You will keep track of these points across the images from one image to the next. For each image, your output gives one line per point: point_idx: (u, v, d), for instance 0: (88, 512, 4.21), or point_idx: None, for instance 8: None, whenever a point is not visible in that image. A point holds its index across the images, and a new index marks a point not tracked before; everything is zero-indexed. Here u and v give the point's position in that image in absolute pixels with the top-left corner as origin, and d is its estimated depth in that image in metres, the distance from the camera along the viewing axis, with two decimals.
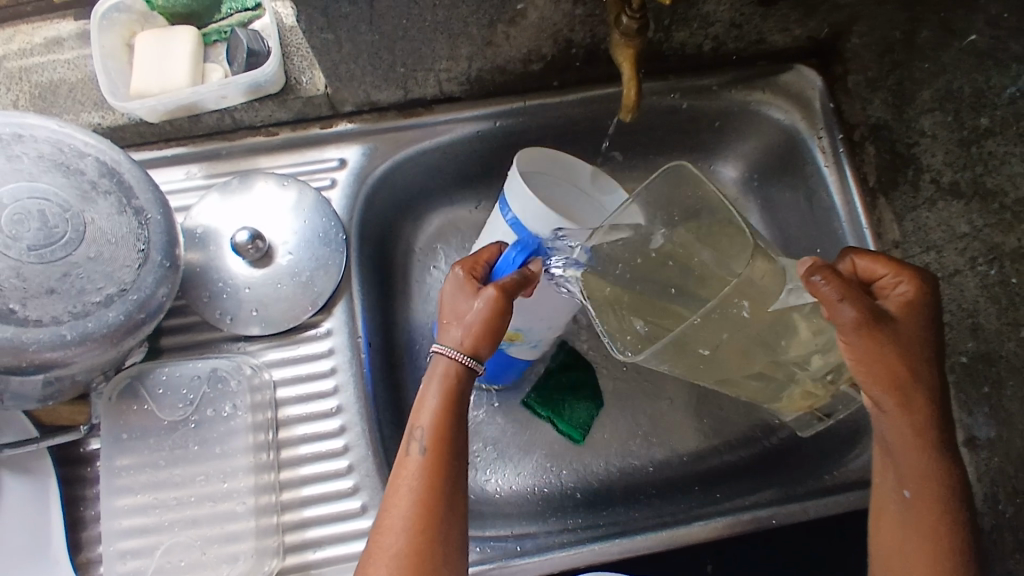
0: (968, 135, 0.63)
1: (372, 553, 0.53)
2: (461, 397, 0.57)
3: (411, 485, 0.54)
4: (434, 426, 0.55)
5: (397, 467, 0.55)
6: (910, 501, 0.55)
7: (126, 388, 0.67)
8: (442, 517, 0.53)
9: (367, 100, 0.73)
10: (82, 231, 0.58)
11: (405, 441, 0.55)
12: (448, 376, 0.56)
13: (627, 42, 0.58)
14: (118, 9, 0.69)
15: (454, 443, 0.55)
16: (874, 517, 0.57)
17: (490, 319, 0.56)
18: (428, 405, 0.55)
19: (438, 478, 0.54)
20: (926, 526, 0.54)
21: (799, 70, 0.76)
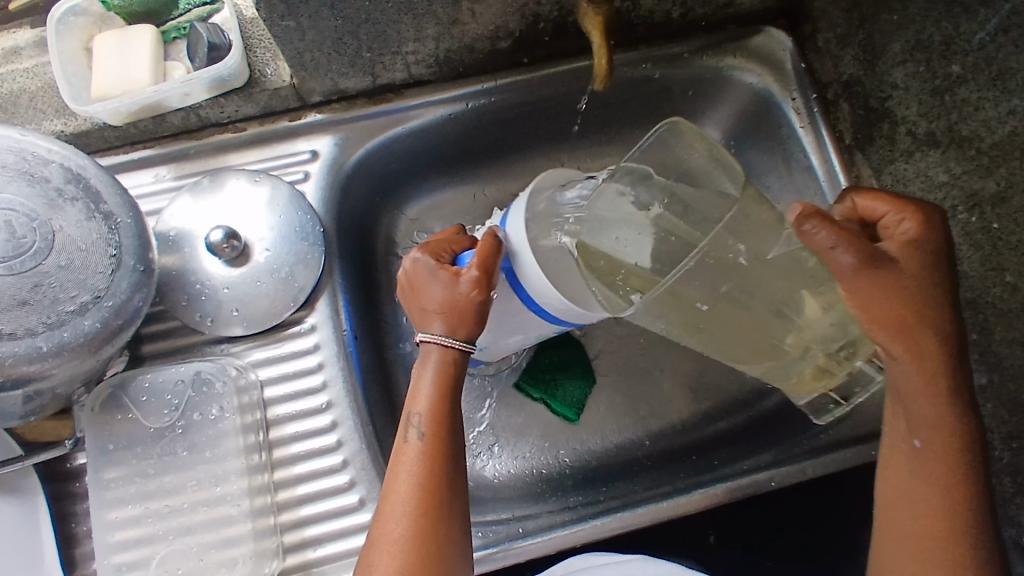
0: (941, 83, 0.61)
1: (376, 538, 0.52)
2: (456, 381, 0.56)
3: (410, 470, 0.53)
4: (432, 410, 0.54)
5: (396, 451, 0.54)
6: (919, 452, 0.54)
7: (109, 399, 0.65)
8: (442, 500, 0.52)
9: (335, 88, 0.71)
10: (51, 240, 0.56)
11: (404, 427, 0.54)
12: (444, 362, 0.55)
13: (595, 9, 0.57)
14: (75, 11, 0.67)
15: (452, 428, 0.54)
16: (884, 468, 0.57)
17: (479, 298, 0.55)
18: (424, 390, 0.54)
19: (438, 462, 0.53)
20: (933, 478, 0.53)
21: (769, 32, 0.76)
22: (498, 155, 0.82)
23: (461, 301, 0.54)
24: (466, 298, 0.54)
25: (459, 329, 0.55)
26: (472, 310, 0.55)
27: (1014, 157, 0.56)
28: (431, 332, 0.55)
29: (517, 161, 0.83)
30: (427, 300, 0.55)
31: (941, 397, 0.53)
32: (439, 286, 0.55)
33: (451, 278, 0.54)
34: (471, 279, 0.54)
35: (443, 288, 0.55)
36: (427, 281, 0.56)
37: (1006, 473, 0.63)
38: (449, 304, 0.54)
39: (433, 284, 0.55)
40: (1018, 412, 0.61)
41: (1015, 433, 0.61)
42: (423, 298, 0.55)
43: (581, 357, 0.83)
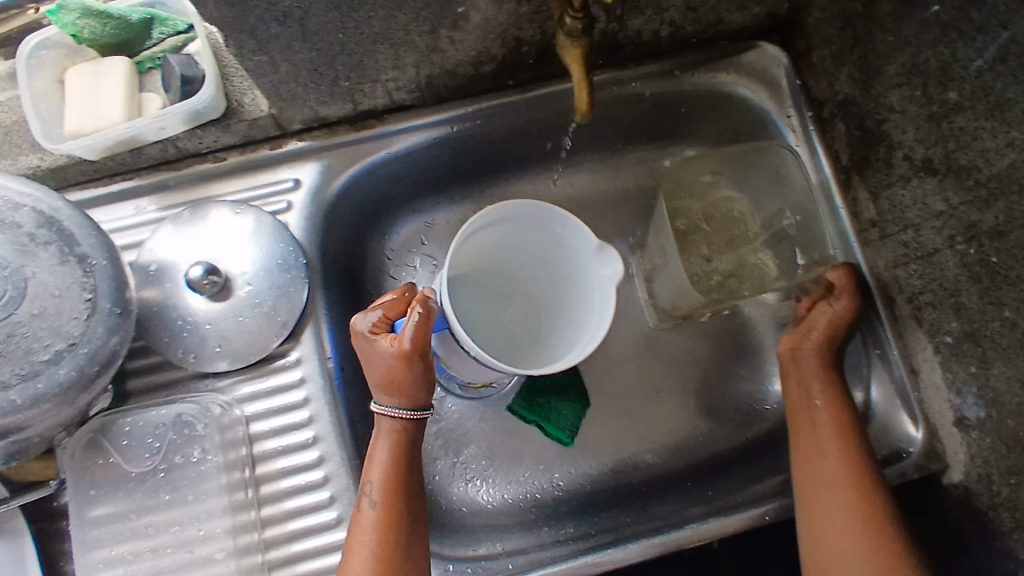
0: (938, 110, 0.58)
1: None
2: (410, 451, 0.58)
3: (366, 540, 0.55)
4: (390, 476, 0.56)
5: (355, 519, 0.56)
6: (821, 446, 0.63)
7: (89, 443, 0.65)
8: (397, 568, 0.54)
9: (316, 116, 0.70)
10: (23, 288, 0.55)
11: (360, 496, 0.57)
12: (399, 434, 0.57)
13: (574, 43, 0.54)
14: (46, 45, 0.65)
15: (403, 495, 0.57)
16: (801, 479, 0.63)
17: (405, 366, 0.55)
18: (380, 458, 0.57)
19: (392, 531, 0.55)
20: (847, 481, 0.61)
21: (762, 48, 0.73)
22: (488, 174, 0.81)
23: (394, 372, 0.56)
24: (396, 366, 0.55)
25: (402, 395, 0.57)
26: (399, 376, 0.56)
27: (1012, 192, 0.54)
28: (381, 405, 0.57)
29: (508, 181, 0.82)
30: (368, 367, 0.57)
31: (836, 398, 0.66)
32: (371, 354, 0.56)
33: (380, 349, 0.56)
34: (397, 350, 0.55)
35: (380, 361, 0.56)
36: (365, 348, 0.57)
37: (1005, 507, 0.61)
38: (383, 371, 0.56)
39: (370, 351, 0.57)
40: (1016, 449, 0.59)
41: (1013, 469, 0.60)
42: (364, 361, 0.58)
43: (575, 381, 0.81)
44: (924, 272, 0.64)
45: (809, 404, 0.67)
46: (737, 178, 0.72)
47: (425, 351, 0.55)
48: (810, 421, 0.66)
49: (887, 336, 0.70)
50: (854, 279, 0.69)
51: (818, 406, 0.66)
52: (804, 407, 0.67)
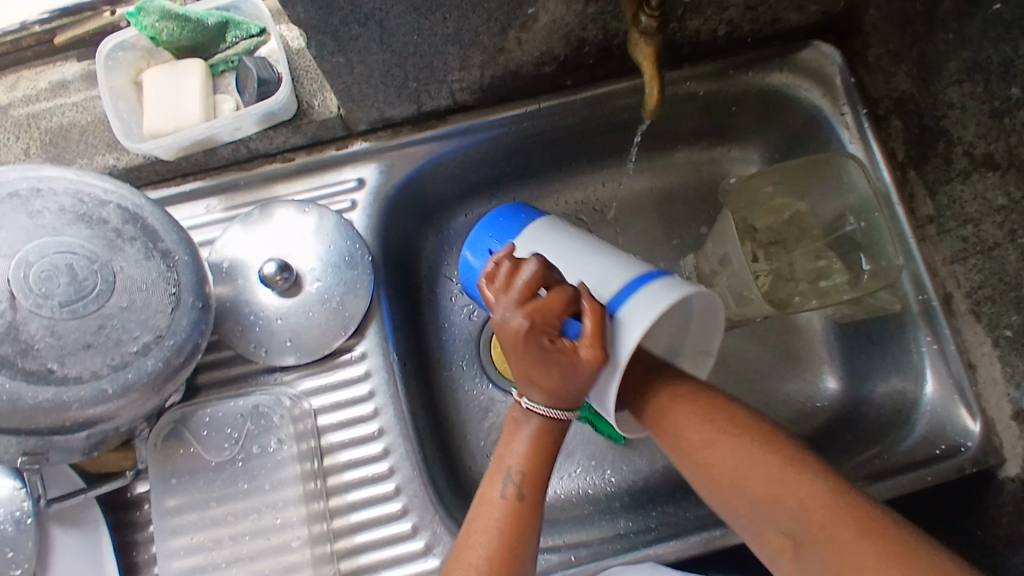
0: (1000, 106, 0.59)
1: None
2: (556, 443, 0.55)
3: (496, 526, 0.52)
4: (529, 467, 0.54)
5: (483, 502, 0.54)
6: (743, 471, 0.51)
7: (170, 433, 0.67)
8: (519, 565, 0.52)
9: (381, 117, 0.71)
10: (111, 282, 0.57)
11: (496, 481, 0.54)
12: (544, 433, 0.54)
13: (647, 41, 0.57)
14: (123, 47, 0.68)
15: (542, 490, 0.54)
16: (781, 522, 0.49)
17: (593, 377, 0.50)
18: (522, 446, 0.54)
19: (525, 524, 0.53)
20: (775, 470, 0.50)
21: (818, 46, 0.74)
22: (541, 172, 0.82)
23: (578, 380, 0.50)
24: (584, 377, 0.50)
25: (567, 402, 0.52)
26: (581, 386, 0.51)
27: None
28: (536, 403, 0.52)
29: (559, 180, 0.84)
30: (539, 377, 0.50)
31: (678, 385, 0.57)
32: (556, 367, 0.49)
33: (570, 362, 0.49)
34: (591, 361, 0.49)
35: (561, 371, 0.50)
36: (535, 360, 0.49)
37: None
38: (562, 382, 0.50)
39: (546, 364, 0.49)
40: None
41: None
42: (527, 373, 0.50)
43: None
44: (983, 266, 0.66)
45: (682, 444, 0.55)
46: (796, 191, 0.73)
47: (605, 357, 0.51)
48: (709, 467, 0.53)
49: (944, 330, 0.71)
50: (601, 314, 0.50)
51: (690, 435, 0.54)
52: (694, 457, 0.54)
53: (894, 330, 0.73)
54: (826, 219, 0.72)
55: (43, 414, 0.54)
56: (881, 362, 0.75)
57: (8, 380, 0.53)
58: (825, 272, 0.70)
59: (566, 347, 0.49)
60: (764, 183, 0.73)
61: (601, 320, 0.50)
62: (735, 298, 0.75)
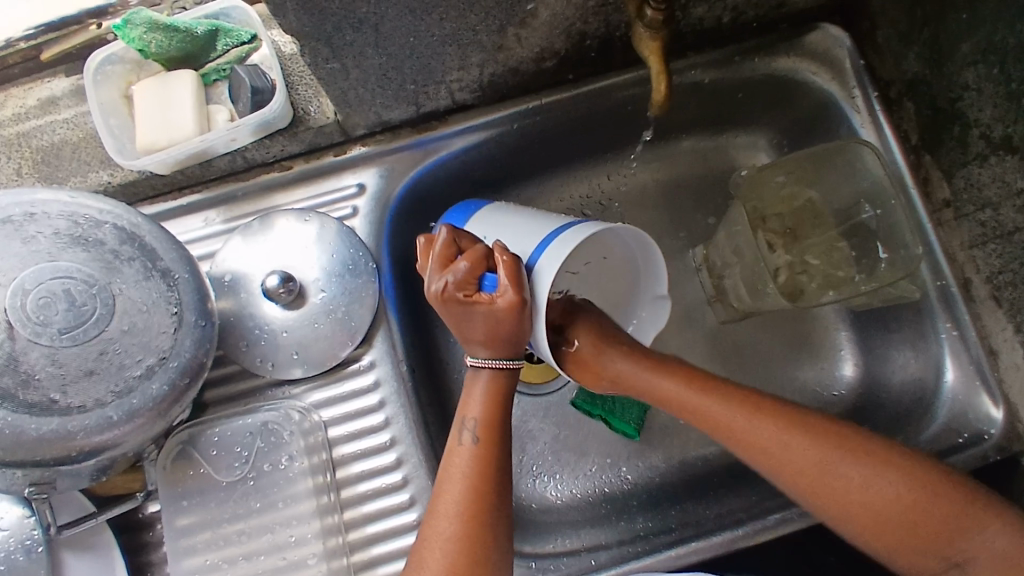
0: (1017, 87, 0.58)
1: (426, 537, 0.54)
2: (508, 392, 0.57)
3: (464, 472, 0.55)
4: (485, 414, 0.56)
5: (447, 454, 0.56)
6: (864, 493, 0.56)
7: (179, 454, 0.66)
8: (489, 507, 0.54)
9: (379, 121, 0.69)
10: (111, 305, 0.56)
11: (456, 432, 0.56)
12: (496, 381, 0.56)
13: (653, 35, 0.56)
14: (112, 61, 0.66)
15: (501, 434, 0.57)
16: (904, 538, 0.56)
17: (516, 321, 0.52)
18: (476, 394, 0.56)
19: (490, 467, 0.55)
20: (900, 490, 0.56)
21: (824, 29, 0.72)
22: (545, 167, 0.80)
23: (506, 325, 0.53)
24: (509, 323, 0.53)
25: (507, 348, 0.55)
26: (511, 332, 0.53)
27: None
28: (479, 356, 0.55)
29: (563, 175, 0.82)
30: (470, 330, 0.54)
31: (726, 390, 0.61)
32: (478, 317, 0.53)
33: (488, 309, 0.52)
34: (507, 305, 0.51)
35: (484, 320, 0.53)
36: (459, 314, 0.53)
37: None
38: (490, 330, 0.53)
39: (469, 316, 0.53)
40: None
41: None
42: (460, 326, 0.54)
43: None
44: (1004, 250, 0.64)
45: (780, 465, 0.58)
46: (808, 179, 0.71)
47: (529, 301, 0.53)
48: (821, 485, 0.57)
49: (963, 314, 0.69)
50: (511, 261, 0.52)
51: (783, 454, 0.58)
52: (803, 479, 0.58)
53: (911, 317, 0.71)
54: (839, 205, 0.70)
55: (48, 445, 0.53)
56: (898, 349, 0.73)
57: (11, 413, 0.52)
58: (843, 262, 0.68)
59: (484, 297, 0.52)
60: (778, 174, 0.72)
61: (511, 266, 0.52)
62: (748, 290, 0.73)
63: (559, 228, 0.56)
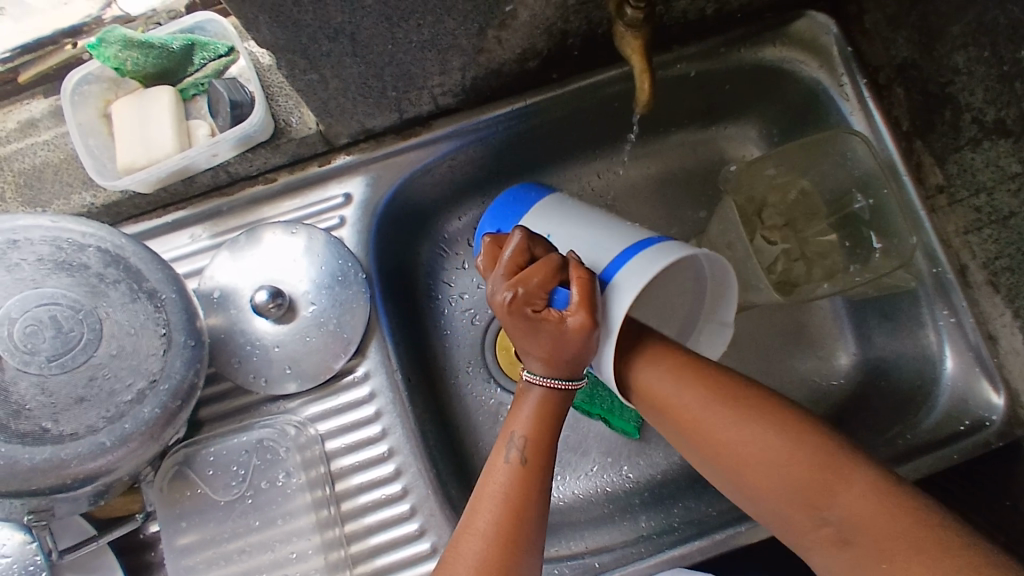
0: (1009, 70, 0.57)
1: (455, 559, 0.51)
2: (558, 411, 0.55)
3: (504, 492, 0.52)
4: (534, 433, 0.53)
5: (489, 470, 0.53)
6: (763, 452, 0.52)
7: (176, 475, 0.65)
8: (528, 531, 0.51)
9: (362, 129, 0.68)
10: (99, 330, 0.55)
11: (502, 449, 0.54)
12: (547, 401, 0.54)
13: (634, 34, 0.55)
14: (88, 80, 0.65)
15: (548, 455, 0.54)
16: (796, 501, 0.50)
17: (584, 341, 0.51)
18: (526, 410, 0.54)
19: (533, 489, 0.52)
20: (785, 447, 0.51)
21: (811, 16, 0.71)
22: (533, 167, 0.79)
23: (573, 348, 0.51)
24: (576, 342, 0.51)
25: (567, 372, 0.53)
26: (576, 353, 0.51)
27: None
28: (535, 375, 0.53)
29: (552, 173, 0.81)
30: (533, 349, 0.51)
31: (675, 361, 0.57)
32: (547, 337, 0.51)
33: (561, 329, 0.50)
34: (581, 327, 0.50)
35: (553, 340, 0.51)
36: (526, 330, 0.51)
37: None
38: (554, 348, 0.51)
39: (534, 333, 0.51)
40: None
41: None
42: (522, 343, 0.52)
43: None
44: (999, 235, 0.64)
45: (690, 426, 0.55)
46: (799, 169, 0.70)
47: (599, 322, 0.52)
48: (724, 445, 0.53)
49: (960, 301, 0.68)
50: (586, 284, 0.51)
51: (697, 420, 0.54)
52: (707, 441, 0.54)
53: (907, 305, 0.71)
54: (833, 193, 0.70)
55: (42, 475, 0.53)
56: (895, 336, 0.73)
57: (3, 445, 0.52)
58: (836, 253, 0.68)
59: (556, 316, 0.50)
60: (767, 168, 0.71)
61: (587, 287, 0.51)
62: (743, 284, 0.72)
63: (633, 244, 0.56)
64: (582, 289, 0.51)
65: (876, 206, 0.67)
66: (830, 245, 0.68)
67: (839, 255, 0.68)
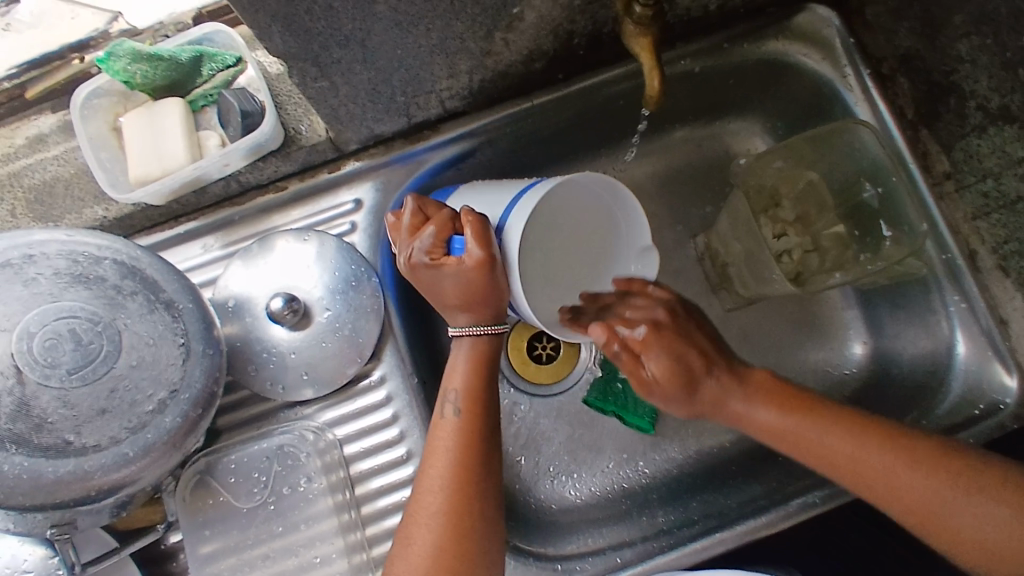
0: (1011, 58, 0.58)
1: (414, 511, 0.56)
2: (491, 365, 0.61)
3: (447, 444, 0.57)
4: (465, 385, 0.59)
5: (433, 429, 0.59)
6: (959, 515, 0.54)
7: (197, 484, 0.65)
8: (474, 477, 0.56)
9: (371, 134, 0.69)
10: (118, 341, 0.55)
11: (440, 405, 0.59)
12: (477, 347, 0.59)
13: (642, 32, 0.56)
14: (97, 94, 0.65)
15: (484, 407, 0.59)
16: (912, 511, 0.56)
17: (484, 278, 0.54)
18: (459, 367, 0.59)
19: (472, 439, 0.58)
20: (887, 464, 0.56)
21: (813, 9, 0.70)
22: (540, 168, 0.79)
23: (475, 286, 0.55)
24: (477, 279, 0.55)
25: (484, 311, 0.57)
26: (484, 292, 0.55)
27: None
28: (460, 325, 0.58)
29: (559, 173, 0.81)
30: (444, 295, 0.57)
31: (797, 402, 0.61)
32: (450, 280, 0.55)
33: (457, 271, 0.54)
34: (473, 266, 0.53)
35: (455, 282, 0.55)
36: (432, 278, 0.56)
37: None
38: (460, 287, 0.55)
39: (437, 273, 0.56)
40: None
41: None
42: (433, 284, 0.57)
43: None
44: (1009, 220, 0.64)
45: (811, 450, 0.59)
46: (806, 162, 0.70)
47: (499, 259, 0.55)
48: (915, 504, 0.55)
49: (971, 287, 0.68)
50: (475, 226, 0.54)
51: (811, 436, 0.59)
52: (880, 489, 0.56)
53: (917, 292, 0.71)
54: (841, 184, 0.70)
55: (66, 486, 0.53)
56: (906, 324, 0.73)
57: (27, 458, 0.52)
58: (846, 244, 0.69)
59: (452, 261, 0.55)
60: (779, 158, 0.71)
61: (476, 227, 0.54)
62: (753, 277, 0.73)
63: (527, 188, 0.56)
64: (470, 233, 0.54)
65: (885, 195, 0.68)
66: (839, 235, 0.69)
67: (848, 248, 0.69)
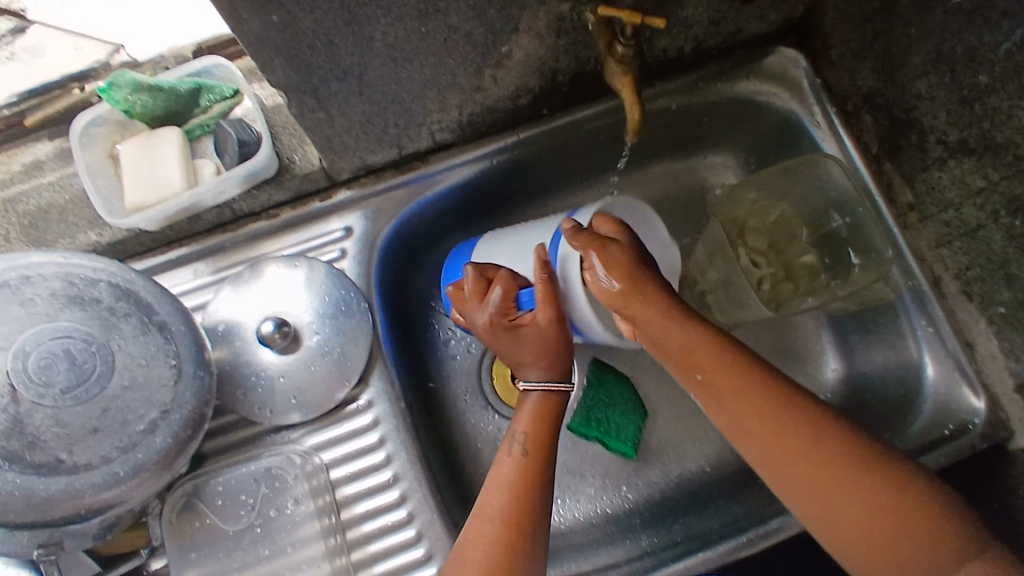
0: (969, 93, 0.61)
1: (464, 542, 0.55)
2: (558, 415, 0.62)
3: (510, 478, 0.57)
4: (534, 427, 0.60)
5: (497, 464, 0.59)
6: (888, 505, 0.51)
7: (185, 506, 0.66)
8: (529, 517, 0.56)
9: (363, 165, 0.71)
10: (111, 362, 0.56)
11: (506, 444, 0.60)
12: (548, 401, 0.61)
13: (623, 69, 0.60)
14: (96, 122, 0.67)
15: (550, 453, 0.60)
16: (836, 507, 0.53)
17: (560, 330, 0.60)
18: (528, 407, 0.61)
19: (534, 479, 0.58)
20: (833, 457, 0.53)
21: (781, 52, 0.75)
22: (524, 201, 0.82)
23: (553, 338, 0.60)
24: (554, 332, 0.59)
25: (555, 363, 0.61)
26: (558, 342, 0.60)
27: None
28: (531, 380, 0.61)
29: (544, 206, 0.84)
30: (520, 354, 0.60)
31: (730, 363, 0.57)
32: (529, 336, 0.59)
33: (536, 325, 0.59)
34: (551, 317, 0.59)
35: (533, 338, 0.59)
36: (509, 339, 0.60)
37: None
38: (542, 346, 0.60)
39: (518, 338, 0.60)
40: None
41: None
42: (512, 352, 0.60)
43: (632, 395, 0.82)
44: (968, 248, 0.67)
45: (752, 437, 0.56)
46: (778, 193, 0.74)
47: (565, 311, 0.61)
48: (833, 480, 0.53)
49: (936, 311, 0.72)
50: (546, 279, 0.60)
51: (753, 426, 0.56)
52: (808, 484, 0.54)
53: (886, 317, 0.75)
54: (811, 214, 0.73)
55: (57, 505, 0.53)
56: (880, 350, 0.76)
57: (19, 475, 0.53)
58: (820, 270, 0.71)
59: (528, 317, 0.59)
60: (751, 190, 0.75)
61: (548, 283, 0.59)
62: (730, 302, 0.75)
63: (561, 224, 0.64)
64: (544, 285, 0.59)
65: (854, 224, 0.71)
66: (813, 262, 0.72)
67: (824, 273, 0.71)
